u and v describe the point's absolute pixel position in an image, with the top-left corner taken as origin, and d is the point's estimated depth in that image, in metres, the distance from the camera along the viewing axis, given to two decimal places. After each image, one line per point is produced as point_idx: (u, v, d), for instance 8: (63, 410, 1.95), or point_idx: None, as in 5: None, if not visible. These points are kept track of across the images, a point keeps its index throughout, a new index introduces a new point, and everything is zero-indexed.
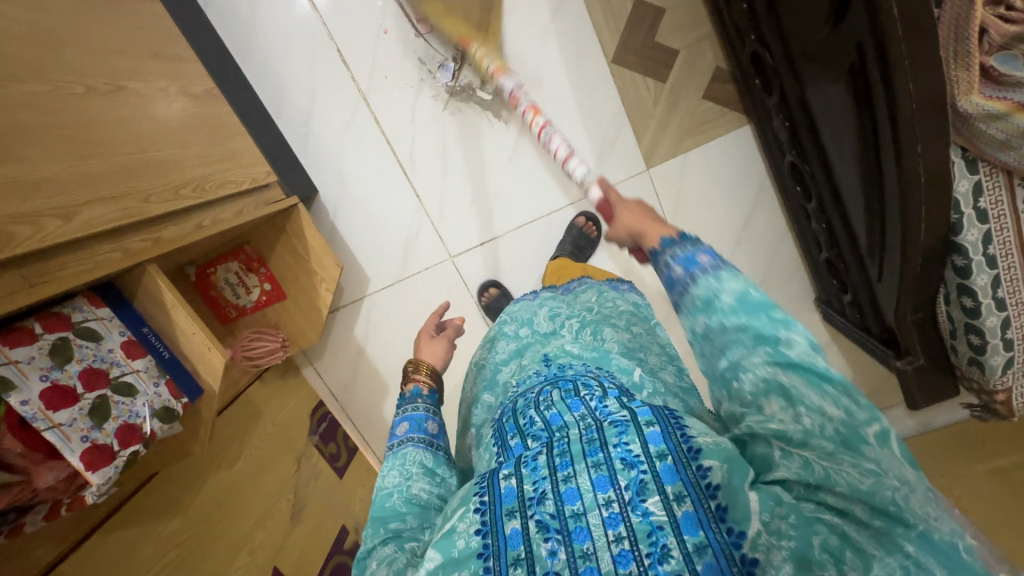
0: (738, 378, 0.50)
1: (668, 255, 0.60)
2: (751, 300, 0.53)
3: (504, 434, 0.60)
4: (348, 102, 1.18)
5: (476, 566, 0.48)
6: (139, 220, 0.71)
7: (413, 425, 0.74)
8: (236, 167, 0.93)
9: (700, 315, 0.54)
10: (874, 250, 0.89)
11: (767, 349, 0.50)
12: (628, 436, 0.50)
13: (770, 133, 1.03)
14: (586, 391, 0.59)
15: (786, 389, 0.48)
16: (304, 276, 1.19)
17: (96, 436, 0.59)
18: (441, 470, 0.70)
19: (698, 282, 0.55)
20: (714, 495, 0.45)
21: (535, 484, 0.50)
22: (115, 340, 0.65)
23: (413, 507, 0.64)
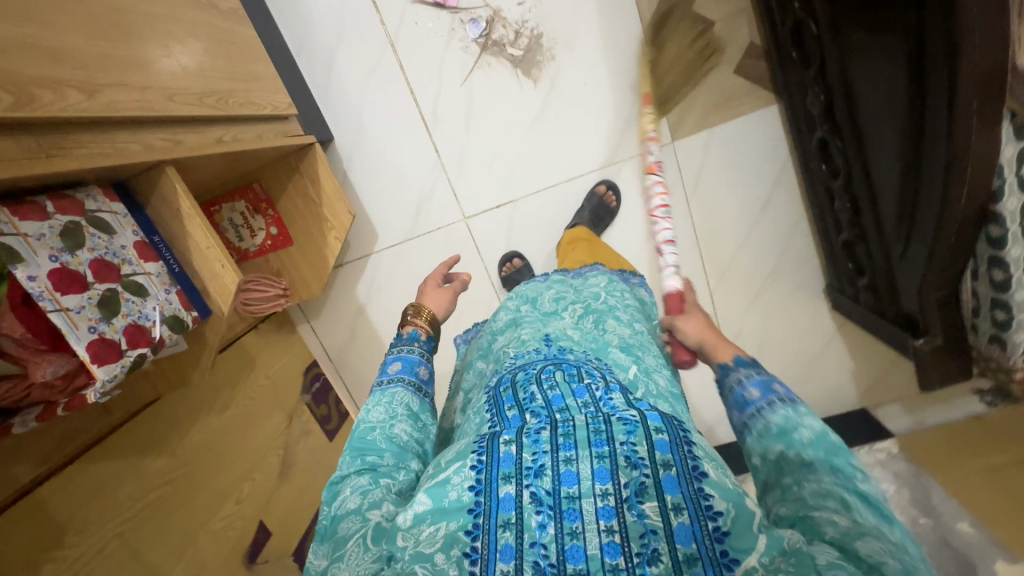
0: (797, 484, 0.49)
1: (742, 376, 0.62)
2: (831, 444, 0.51)
3: (500, 403, 0.59)
4: (373, 47, 1.15)
5: (464, 521, 0.47)
6: (161, 118, 0.66)
7: (406, 367, 0.71)
8: (258, 90, 0.88)
9: (775, 442, 0.53)
10: (902, 225, 0.89)
11: (837, 474, 0.48)
12: (636, 437, 0.49)
13: (800, 110, 1.03)
14: (591, 380, 0.59)
15: (847, 500, 0.46)
16: (313, 222, 1.14)
17: (104, 330, 0.54)
18: (425, 416, 0.68)
19: (776, 411, 0.55)
20: (714, 518, 0.44)
21: (534, 456, 0.49)
22: (128, 238, 0.61)
23: (392, 447, 0.61)
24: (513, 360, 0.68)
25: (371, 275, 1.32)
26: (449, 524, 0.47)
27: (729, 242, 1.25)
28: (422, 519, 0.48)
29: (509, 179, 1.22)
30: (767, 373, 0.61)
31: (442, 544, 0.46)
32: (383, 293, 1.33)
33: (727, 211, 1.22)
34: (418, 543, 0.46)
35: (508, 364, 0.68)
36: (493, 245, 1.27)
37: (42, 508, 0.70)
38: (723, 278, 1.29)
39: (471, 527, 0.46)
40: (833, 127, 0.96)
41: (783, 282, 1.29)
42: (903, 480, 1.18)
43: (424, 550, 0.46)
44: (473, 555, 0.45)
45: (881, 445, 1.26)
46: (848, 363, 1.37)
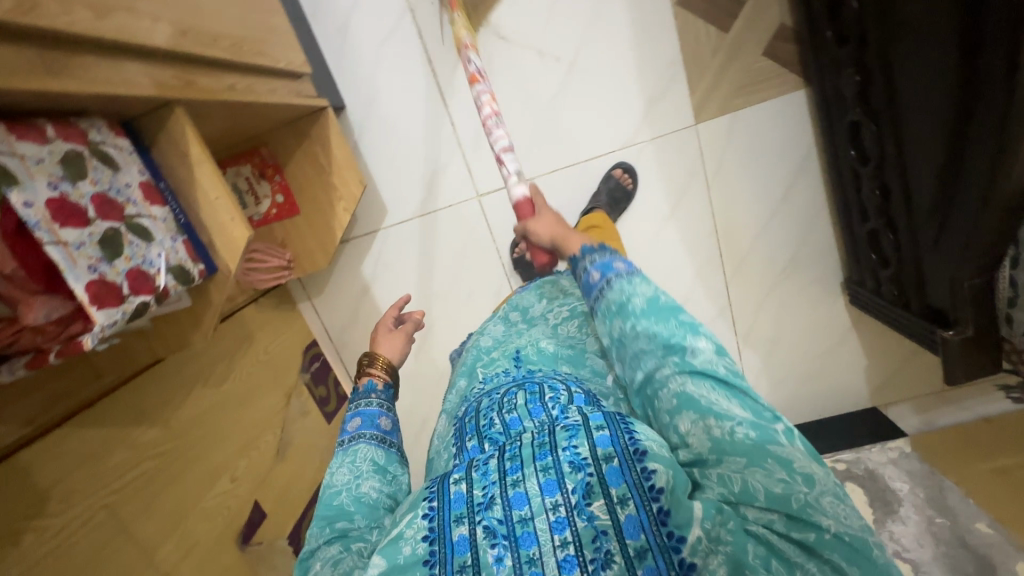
0: (655, 388, 0.52)
1: (588, 263, 0.62)
2: (661, 305, 0.56)
3: (463, 434, 0.59)
4: (391, 11, 1.11)
5: (421, 573, 0.46)
6: (172, 53, 0.61)
7: (366, 422, 0.66)
8: (273, 42, 0.84)
9: (615, 320, 0.57)
10: (936, 212, 0.86)
11: (675, 358, 0.52)
12: (578, 439, 0.49)
13: (832, 93, 1.00)
14: (550, 395, 0.58)
15: (699, 403, 0.49)
16: (322, 191, 1.09)
17: (105, 271, 0.49)
18: (396, 468, 0.63)
19: (613, 287, 0.58)
20: (657, 498, 0.44)
21: (484, 490, 0.48)
22: (133, 177, 0.56)
23: (360, 506, 0.57)
24: (482, 385, 0.67)
25: (377, 253, 1.27)
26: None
27: (748, 231, 1.22)
28: None
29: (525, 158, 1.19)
30: (612, 251, 0.62)
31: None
32: (388, 271, 1.28)
33: (746, 199, 1.19)
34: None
35: (476, 391, 0.67)
36: (505, 225, 1.23)
37: (26, 474, 0.64)
38: (739, 269, 1.25)
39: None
40: (867, 110, 0.93)
41: (800, 275, 1.25)
42: (916, 478, 1.15)
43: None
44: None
45: (895, 443, 1.23)
46: (861, 360, 1.34)
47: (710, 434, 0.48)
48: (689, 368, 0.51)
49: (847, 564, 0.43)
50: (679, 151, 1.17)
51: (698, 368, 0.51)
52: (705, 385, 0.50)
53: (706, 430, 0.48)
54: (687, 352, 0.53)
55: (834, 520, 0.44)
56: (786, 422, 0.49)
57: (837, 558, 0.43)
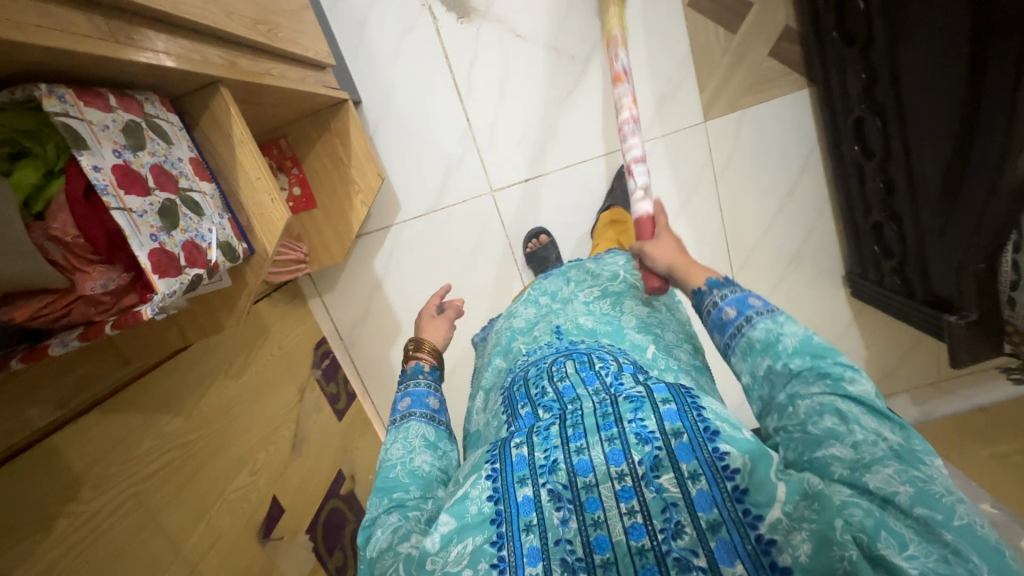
0: (791, 405, 0.48)
1: (718, 297, 0.61)
2: (815, 347, 0.51)
3: (513, 404, 0.60)
4: (409, 7, 1.12)
5: (489, 532, 0.46)
6: (218, 32, 0.62)
7: (416, 400, 0.67)
8: (300, 32, 0.85)
9: (760, 358, 0.53)
10: (942, 200, 0.90)
11: (826, 380, 0.47)
12: (643, 411, 0.50)
13: (837, 90, 1.05)
14: (602, 366, 0.59)
15: (842, 410, 0.45)
16: (340, 183, 1.09)
17: (165, 240, 0.50)
18: (445, 444, 0.63)
19: (756, 325, 0.55)
20: (732, 477, 0.43)
21: (546, 453, 0.49)
22: (184, 152, 0.56)
23: (416, 477, 0.57)
24: (526, 358, 0.69)
25: (391, 249, 1.27)
26: (474, 539, 0.46)
27: (755, 226, 1.26)
28: (450, 539, 0.47)
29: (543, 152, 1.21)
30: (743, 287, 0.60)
31: (469, 561, 0.45)
32: (402, 267, 1.28)
33: (753, 194, 1.23)
34: (447, 564, 0.45)
35: (521, 363, 0.69)
36: (520, 220, 1.25)
37: (58, 457, 0.63)
38: (746, 263, 1.29)
39: (495, 536, 0.46)
40: (873, 106, 0.98)
41: (804, 269, 1.29)
42: None
43: (452, 569, 0.45)
44: (500, 564, 0.44)
45: None
46: (862, 353, 1.39)
47: (852, 439, 0.43)
48: (841, 392, 0.46)
49: (973, 555, 0.36)
50: (689, 147, 1.20)
51: (853, 395, 0.46)
52: (857, 407, 0.45)
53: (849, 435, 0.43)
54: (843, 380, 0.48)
55: (965, 515, 0.38)
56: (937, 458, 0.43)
57: (966, 549, 0.37)
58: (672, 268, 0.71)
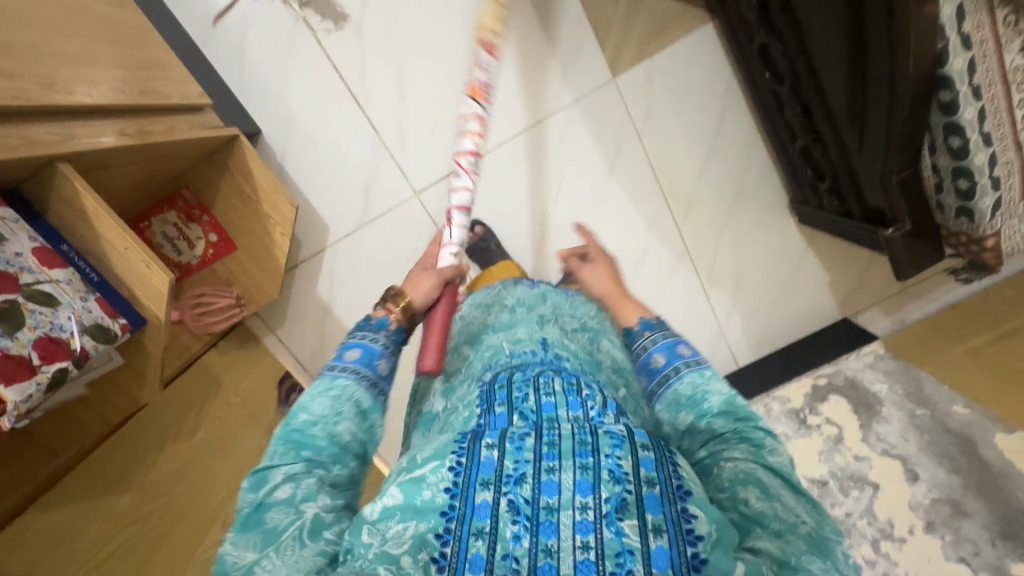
0: (717, 466, 0.50)
1: (648, 341, 0.64)
2: (737, 409, 0.54)
3: (492, 399, 0.53)
4: (283, 22, 1.07)
5: (435, 522, 0.42)
6: (39, 110, 0.58)
7: (365, 355, 0.59)
8: (161, 80, 0.81)
9: (684, 412, 0.56)
10: (854, 118, 0.86)
11: (749, 446, 0.50)
12: (622, 450, 0.45)
13: (736, 19, 1.01)
14: (588, 394, 0.53)
15: (763, 482, 0.47)
16: (255, 221, 1.06)
17: (6, 346, 0.49)
18: (376, 417, 0.58)
19: (685, 378, 0.58)
20: (694, 542, 0.41)
21: (516, 464, 0.44)
22: (24, 245, 0.54)
23: (332, 446, 0.52)
24: (508, 359, 0.62)
25: (331, 270, 1.22)
26: (418, 525, 0.42)
27: (689, 173, 1.23)
28: (391, 513, 0.43)
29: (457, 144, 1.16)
30: (673, 335, 0.64)
31: (411, 546, 0.42)
32: (348, 286, 1.24)
33: (680, 140, 1.20)
34: (386, 541, 0.42)
35: (502, 363, 0.61)
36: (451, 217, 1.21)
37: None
38: (689, 211, 1.26)
39: (442, 529, 0.42)
40: (771, 30, 0.94)
41: (747, 206, 1.27)
42: (894, 377, 1.15)
43: (392, 550, 0.42)
44: (441, 561, 0.41)
45: (868, 348, 1.22)
46: (824, 276, 1.36)
47: (773, 518, 0.45)
48: (763, 461, 0.49)
49: None
50: (605, 109, 1.16)
51: (773, 465, 0.49)
52: (776, 480, 0.48)
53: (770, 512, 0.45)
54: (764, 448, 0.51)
55: None
56: (845, 546, 0.46)
57: None
58: (604, 297, 0.77)
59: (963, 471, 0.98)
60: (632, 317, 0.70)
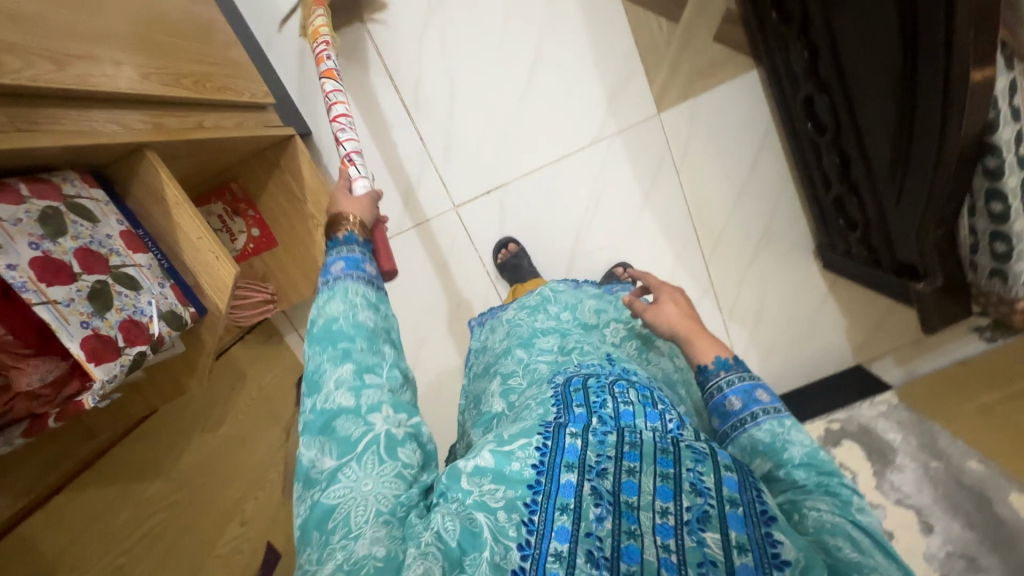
0: (799, 512, 0.46)
1: (723, 382, 0.59)
2: (820, 462, 0.50)
3: (568, 400, 0.51)
4: (350, 32, 1.11)
5: (522, 492, 0.41)
6: (138, 97, 0.60)
7: (348, 264, 0.60)
8: (235, 77, 0.83)
9: (761, 459, 0.52)
10: (894, 172, 0.90)
11: (835, 500, 0.46)
12: (705, 466, 0.44)
13: (782, 70, 1.06)
14: (665, 408, 0.52)
15: (855, 537, 0.43)
16: (299, 221, 1.08)
17: (98, 325, 0.48)
18: (386, 308, 0.60)
19: (761, 424, 0.54)
20: (781, 566, 0.39)
21: (598, 456, 0.44)
22: (113, 228, 0.54)
23: (361, 332, 0.54)
24: (577, 367, 0.61)
25: None
26: (506, 492, 0.41)
27: (721, 209, 1.26)
28: (484, 473, 0.43)
29: (498, 162, 1.19)
30: (750, 376, 0.60)
31: (504, 506, 0.41)
32: None
33: (716, 177, 1.23)
34: (481, 493, 0.42)
35: (573, 369, 0.61)
36: (487, 232, 1.22)
37: (30, 545, 0.63)
38: (718, 245, 1.28)
39: (529, 499, 0.41)
40: (818, 83, 0.98)
41: (774, 247, 1.30)
42: (907, 427, 1.17)
43: (489, 502, 0.41)
44: (529, 526, 0.40)
45: (883, 397, 1.25)
46: (842, 321, 1.39)
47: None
48: (852, 517, 0.45)
49: None
50: (647, 141, 1.20)
51: (862, 522, 0.45)
52: (868, 539, 0.44)
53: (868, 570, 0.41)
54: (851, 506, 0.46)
55: None
56: None
57: None
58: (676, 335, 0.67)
59: (978, 526, 0.99)
60: (707, 354, 0.62)
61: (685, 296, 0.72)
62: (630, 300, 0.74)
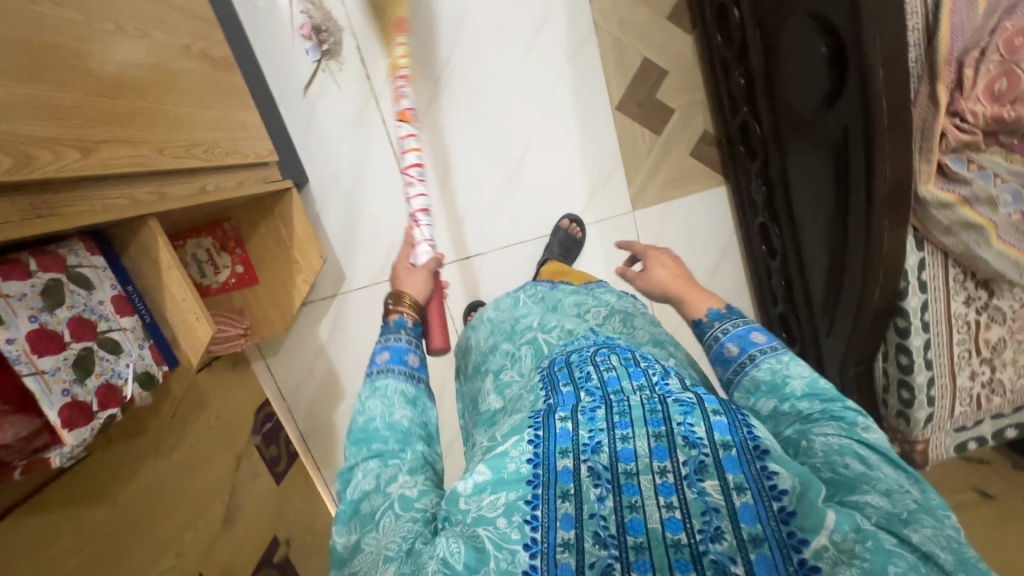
0: (807, 440, 0.51)
1: (719, 331, 0.67)
2: (821, 392, 0.55)
3: (555, 380, 0.57)
4: (358, 98, 1.17)
5: (523, 491, 0.46)
6: (150, 172, 0.66)
7: (394, 356, 0.67)
8: (243, 138, 0.90)
9: (766, 398, 0.57)
10: (828, 308, 0.99)
11: (840, 423, 0.51)
12: (693, 417, 0.48)
13: (747, 196, 1.17)
14: (647, 365, 0.57)
15: (862, 454, 0.48)
16: (282, 264, 1.14)
17: (77, 392, 0.54)
18: (424, 402, 0.64)
19: (761, 364, 0.60)
20: (778, 497, 0.43)
21: (590, 433, 0.48)
22: (106, 293, 0.60)
23: (395, 432, 0.58)
24: (563, 347, 0.67)
25: (335, 317, 1.30)
26: (508, 494, 0.46)
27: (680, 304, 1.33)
28: (483, 488, 0.47)
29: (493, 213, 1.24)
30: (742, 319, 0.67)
31: (503, 511, 0.45)
32: (347, 333, 1.32)
33: None
34: (480, 507, 0.46)
35: (557, 351, 0.67)
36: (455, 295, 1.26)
37: None
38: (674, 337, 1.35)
39: (530, 496, 0.46)
40: (773, 215, 1.10)
41: None
42: None
43: (486, 513, 0.45)
44: (533, 522, 0.44)
45: None
46: None
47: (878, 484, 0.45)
48: (858, 436, 0.50)
49: None
50: (620, 232, 1.27)
51: (869, 440, 0.49)
52: (876, 454, 0.48)
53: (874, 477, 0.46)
54: (858, 426, 0.51)
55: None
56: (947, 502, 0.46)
57: None
58: (671, 292, 0.79)
59: None
60: (700, 308, 0.72)
61: (672, 257, 0.87)
62: (624, 269, 0.96)
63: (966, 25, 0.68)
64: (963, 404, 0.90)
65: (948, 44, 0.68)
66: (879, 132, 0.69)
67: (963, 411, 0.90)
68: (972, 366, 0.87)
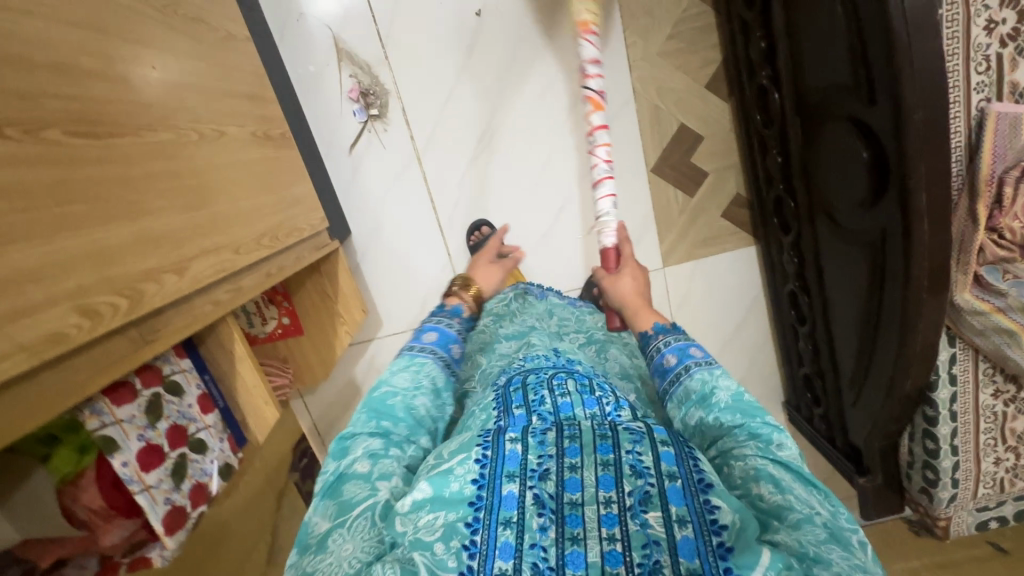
0: (728, 465, 0.56)
1: (662, 343, 0.75)
2: (744, 404, 0.61)
3: (509, 402, 0.64)
4: (403, 157, 1.21)
5: (464, 512, 0.50)
6: (227, 273, 0.71)
7: (440, 340, 0.81)
8: (299, 213, 0.94)
9: (696, 408, 0.63)
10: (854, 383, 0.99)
11: (758, 442, 0.56)
12: (642, 446, 0.54)
13: (778, 263, 1.20)
14: (600, 394, 0.65)
15: (776, 478, 0.53)
16: (327, 315, 1.19)
17: (175, 498, 0.63)
18: (444, 397, 0.73)
19: (695, 375, 0.66)
20: (719, 532, 0.47)
21: (540, 459, 0.54)
22: (194, 394, 0.68)
23: (407, 420, 0.65)
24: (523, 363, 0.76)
25: (371, 360, 1.35)
26: (447, 516, 0.50)
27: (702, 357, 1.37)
28: (421, 505, 0.51)
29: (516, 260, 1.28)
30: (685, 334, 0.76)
31: (441, 534, 0.48)
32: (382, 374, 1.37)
33: (705, 328, 1.34)
34: (417, 530, 0.49)
35: (517, 367, 0.75)
36: None
37: None
38: None
39: (470, 518, 0.49)
40: (802, 284, 1.12)
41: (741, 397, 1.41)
42: None
43: (424, 537, 0.48)
44: (471, 548, 0.47)
45: None
46: None
47: (789, 506, 0.50)
48: (772, 456, 0.55)
49: None
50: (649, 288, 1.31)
51: (782, 459, 0.55)
52: (788, 474, 0.53)
53: (785, 500, 0.51)
54: (773, 444, 0.56)
55: None
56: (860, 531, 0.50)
57: None
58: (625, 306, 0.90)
59: None
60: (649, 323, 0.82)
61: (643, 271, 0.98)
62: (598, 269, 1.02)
63: (1008, 149, 0.71)
64: (986, 486, 0.94)
65: (989, 165, 0.72)
66: (915, 242, 0.73)
67: (986, 492, 0.94)
68: (998, 452, 0.91)
